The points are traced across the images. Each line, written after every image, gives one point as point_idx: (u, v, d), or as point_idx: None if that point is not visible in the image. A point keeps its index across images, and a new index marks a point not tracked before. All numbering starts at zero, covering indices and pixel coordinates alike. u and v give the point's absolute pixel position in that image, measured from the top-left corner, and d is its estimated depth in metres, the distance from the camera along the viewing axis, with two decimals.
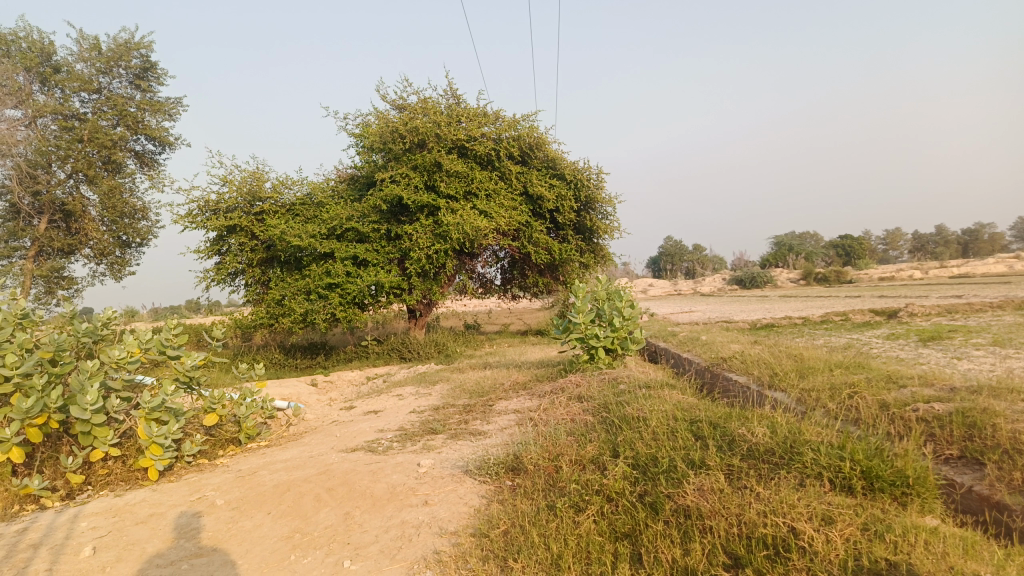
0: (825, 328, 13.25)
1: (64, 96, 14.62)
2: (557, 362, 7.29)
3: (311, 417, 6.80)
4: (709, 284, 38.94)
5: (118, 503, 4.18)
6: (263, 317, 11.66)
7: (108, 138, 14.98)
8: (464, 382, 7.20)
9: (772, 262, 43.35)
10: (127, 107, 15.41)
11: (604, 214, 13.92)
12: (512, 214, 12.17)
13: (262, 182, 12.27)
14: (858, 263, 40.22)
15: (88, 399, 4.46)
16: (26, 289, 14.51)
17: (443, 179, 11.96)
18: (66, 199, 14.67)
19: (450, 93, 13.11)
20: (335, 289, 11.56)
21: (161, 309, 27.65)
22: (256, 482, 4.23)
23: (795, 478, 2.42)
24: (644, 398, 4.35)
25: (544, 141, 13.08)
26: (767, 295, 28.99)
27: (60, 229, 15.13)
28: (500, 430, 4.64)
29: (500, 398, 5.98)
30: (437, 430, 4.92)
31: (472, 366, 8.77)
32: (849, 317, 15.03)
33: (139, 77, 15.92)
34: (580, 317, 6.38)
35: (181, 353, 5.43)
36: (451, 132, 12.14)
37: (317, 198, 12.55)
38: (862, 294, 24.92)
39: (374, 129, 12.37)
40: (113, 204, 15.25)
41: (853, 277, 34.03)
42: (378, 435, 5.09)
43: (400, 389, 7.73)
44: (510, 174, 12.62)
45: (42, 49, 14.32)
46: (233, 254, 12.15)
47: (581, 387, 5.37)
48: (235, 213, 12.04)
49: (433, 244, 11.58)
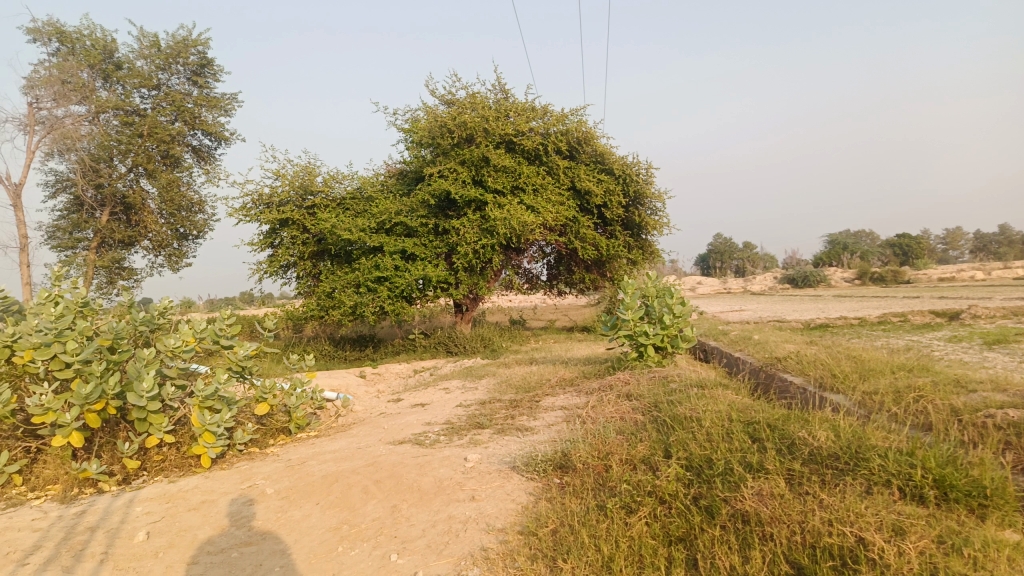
0: (883, 329, 12.82)
1: (125, 92, 15.07)
2: (605, 359, 7.20)
3: (359, 408, 6.85)
4: (759, 283, 38.16)
5: (172, 490, 4.26)
6: (314, 309, 11.84)
7: (167, 133, 15.37)
8: (510, 377, 7.15)
9: (825, 261, 42.23)
10: (184, 103, 15.80)
11: (654, 209, 13.71)
12: (559, 209, 12.08)
13: (313, 177, 12.44)
14: (916, 262, 38.91)
15: (144, 386, 4.56)
16: (89, 278, 15.03)
17: (491, 174, 11.94)
18: (127, 192, 15.13)
19: (499, 88, 13.07)
20: (384, 282, 11.66)
21: (216, 301, 28.41)
22: (305, 472, 4.26)
23: (862, 485, 2.30)
24: (696, 397, 4.24)
25: (593, 135, 12.94)
26: (820, 295, 28.26)
27: (121, 221, 15.61)
28: (548, 427, 4.58)
29: (547, 394, 5.92)
30: (483, 424, 4.89)
31: (518, 362, 8.73)
32: (908, 319, 14.52)
33: (196, 74, 16.30)
34: (629, 314, 6.27)
35: (234, 342, 5.52)
36: (499, 127, 12.10)
37: (366, 192, 12.65)
38: (920, 294, 24.12)
39: (422, 124, 12.42)
40: (171, 198, 15.66)
41: (911, 277, 32.94)
42: (425, 428, 5.08)
43: (447, 383, 7.73)
44: (558, 169, 12.53)
45: (105, 46, 14.78)
46: (285, 247, 12.36)
47: (630, 385, 5.28)
48: (288, 207, 12.25)
49: (480, 238, 11.57)
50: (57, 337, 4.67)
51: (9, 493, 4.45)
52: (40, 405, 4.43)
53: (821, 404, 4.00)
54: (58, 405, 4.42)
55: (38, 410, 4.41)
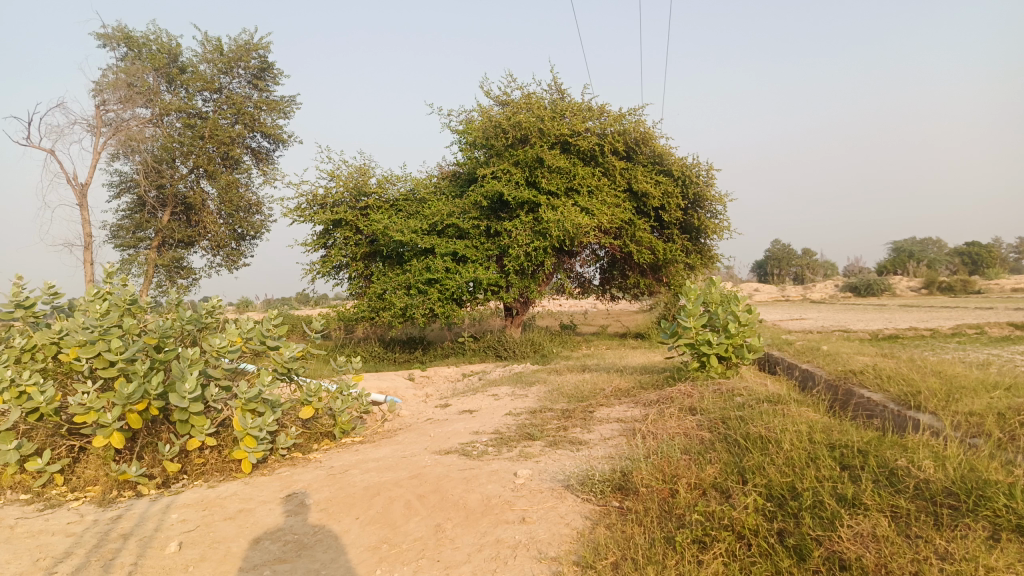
0: (958, 341, 12.09)
1: (188, 95, 15.33)
2: (663, 368, 6.83)
3: (405, 413, 6.63)
4: (819, 291, 36.90)
5: (210, 496, 4.10)
6: (364, 311, 11.76)
7: (227, 135, 15.55)
8: (562, 385, 6.85)
9: (889, 269, 40.62)
10: (244, 106, 15.99)
11: (714, 213, 13.22)
12: (615, 212, 11.74)
13: (367, 177, 12.38)
14: (987, 272, 37.10)
15: (186, 387, 4.44)
16: (149, 277, 15.33)
17: (545, 175, 11.66)
18: (188, 193, 15.41)
19: (554, 88, 12.79)
20: (434, 284, 11.51)
21: (272, 302, 28.89)
22: (346, 482, 4.05)
23: (985, 530, 1.94)
24: (767, 414, 3.88)
25: (651, 136, 12.55)
26: (885, 305, 27.10)
27: (182, 221, 15.89)
28: (604, 441, 4.27)
29: (602, 404, 5.61)
30: (534, 436, 4.60)
31: (570, 368, 8.41)
32: (985, 331, 13.67)
33: (256, 77, 16.49)
34: (690, 321, 5.90)
35: (280, 343, 5.37)
36: (555, 127, 11.84)
37: (419, 194, 12.51)
38: (995, 305, 22.89)
39: (477, 125, 12.24)
40: (230, 199, 15.84)
41: (982, 287, 31.38)
42: (473, 438, 4.82)
43: (496, 389, 7.46)
44: (614, 171, 12.18)
45: (170, 50, 15.07)
46: (338, 248, 12.33)
47: (693, 398, 4.93)
48: (341, 208, 12.22)
49: (532, 241, 11.29)
50: (101, 335, 4.56)
51: (49, 493, 4.38)
52: (82, 404, 4.33)
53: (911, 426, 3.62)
54: (100, 404, 4.32)
55: (80, 409, 4.32)
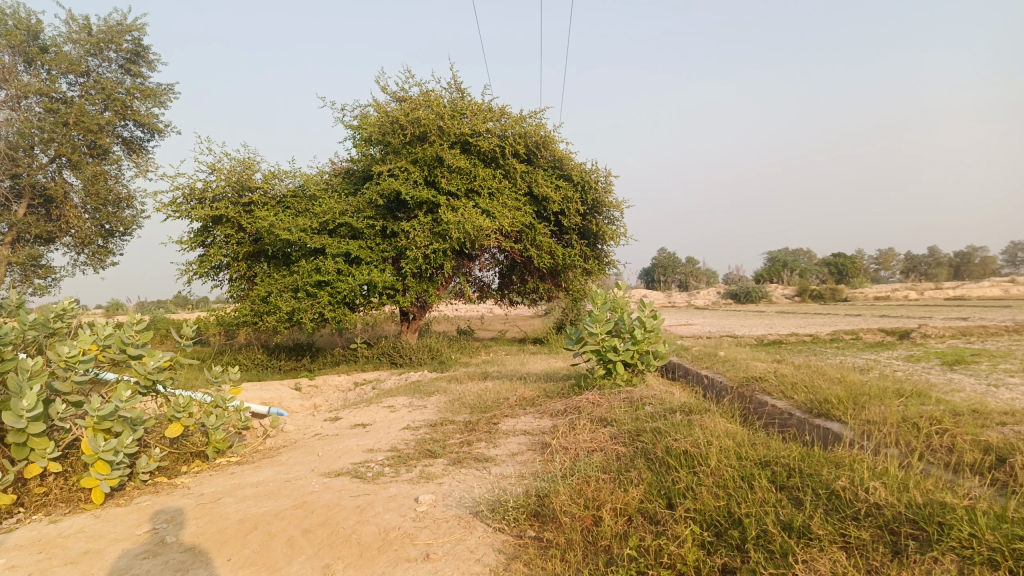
0: (836, 346, 12.68)
1: (50, 77, 13.83)
2: (567, 376, 6.59)
3: (290, 428, 6.05)
4: (703, 297, 38.45)
5: (50, 535, 3.43)
6: (246, 315, 10.93)
7: (95, 122, 14.16)
8: (463, 394, 6.47)
9: (766, 278, 42.97)
10: (115, 92, 14.65)
11: (611, 219, 13.28)
12: (515, 215, 11.52)
13: (252, 172, 11.56)
14: (852, 282, 39.89)
15: (24, 404, 3.76)
16: (0, 276, 13.70)
17: (444, 175, 11.29)
18: (47, 184, 13.91)
19: (453, 87, 12.45)
20: (324, 287, 10.86)
21: (146, 306, 26.88)
22: (219, 513, 3.51)
23: (953, 565, 1.74)
24: (684, 426, 3.69)
25: (552, 140, 12.44)
26: (764, 311, 28.41)
27: (40, 215, 14.33)
28: (512, 458, 3.96)
29: (506, 415, 5.29)
30: (435, 453, 4.22)
31: (471, 376, 8.05)
32: (859, 336, 14.47)
33: (130, 61, 15.16)
34: (596, 327, 5.68)
35: (144, 352, 4.72)
36: (455, 126, 11.48)
37: (309, 190, 11.81)
38: (862, 312, 24.54)
39: (372, 120, 11.69)
40: (97, 191, 14.41)
41: (848, 296, 33.71)
42: (367, 457, 4.37)
43: (392, 399, 6.99)
44: (515, 173, 11.96)
45: (30, 27, 13.58)
46: (218, 247, 11.42)
47: (602, 408, 4.70)
48: (222, 203, 11.33)
49: (431, 242, 10.88)
50: None
51: None
52: None
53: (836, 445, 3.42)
54: None
55: None
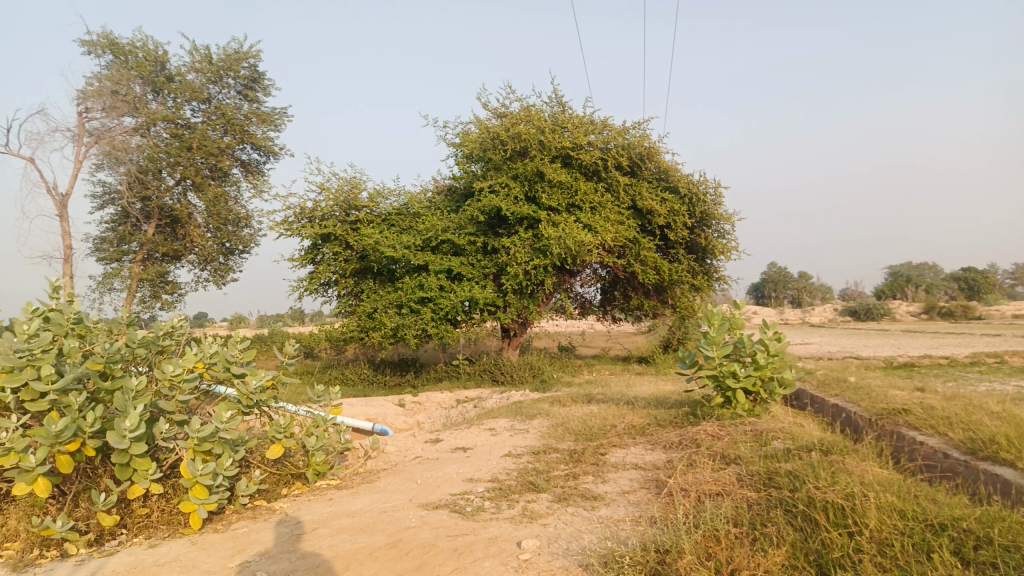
0: (977, 371, 11.47)
1: (176, 105, 14.67)
2: (680, 402, 6.13)
3: (390, 449, 5.89)
4: (818, 314, 36.37)
5: (147, 562, 3.35)
6: (352, 331, 11.08)
7: (216, 146, 14.85)
8: (568, 418, 6.14)
9: (887, 294, 40.26)
10: (234, 116, 15.33)
11: (721, 232, 12.61)
12: (619, 229, 11.12)
13: (358, 191, 11.73)
14: (986, 298, 36.67)
15: (126, 425, 3.73)
16: (133, 293, 14.62)
17: (545, 190, 11.04)
18: (173, 206, 14.72)
19: (555, 100, 12.23)
20: (427, 304, 10.83)
21: (265, 320, 28.25)
22: (313, 547, 3.32)
23: None
24: (824, 470, 3.22)
25: (657, 150, 11.96)
26: (887, 330, 26.51)
27: (167, 234, 15.18)
28: (623, 498, 3.60)
29: (614, 445, 4.92)
30: (539, 487, 3.90)
31: (574, 398, 7.70)
32: (1004, 359, 13.07)
33: (246, 87, 15.87)
34: (713, 351, 5.22)
35: (246, 371, 4.68)
36: (556, 139, 11.23)
37: (413, 208, 11.86)
38: (1001, 332, 22.39)
39: (473, 137, 11.64)
40: (218, 211, 15.13)
41: (983, 314, 30.94)
42: (467, 488, 4.11)
43: (494, 421, 6.74)
44: (618, 186, 11.56)
45: (157, 58, 14.45)
46: (326, 264, 11.64)
47: (722, 443, 4.25)
48: (330, 221, 11.55)
49: (532, 258, 10.63)
50: (31, 361, 3.85)
51: None
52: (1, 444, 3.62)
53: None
54: (21, 445, 3.59)
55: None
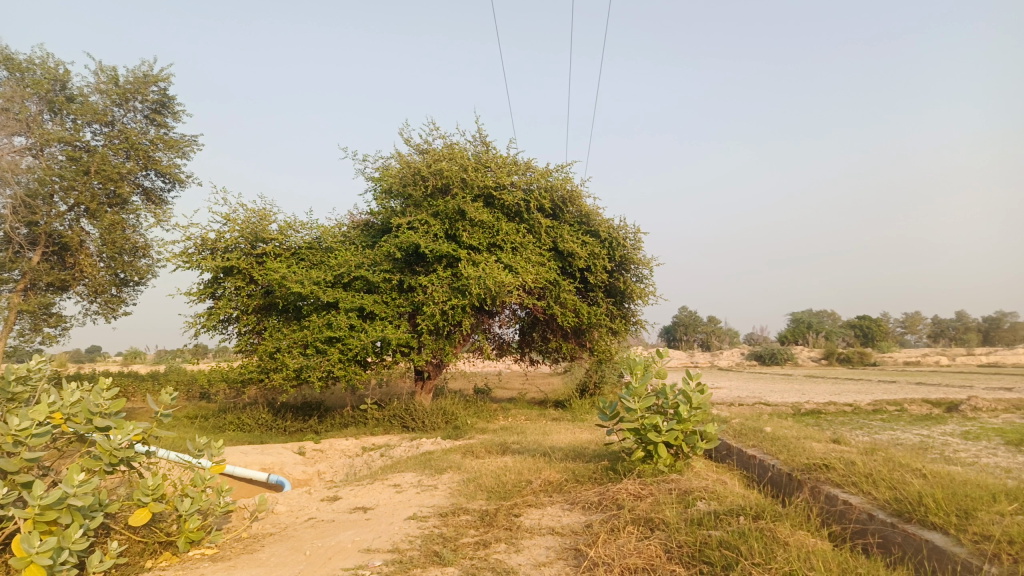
0: (881, 419, 11.74)
1: (75, 126, 13.63)
2: (598, 455, 5.83)
3: (282, 509, 5.30)
4: (726, 359, 37.34)
5: None
6: (252, 371, 10.32)
7: (117, 171, 13.82)
8: (480, 473, 5.71)
9: (791, 340, 41.91)
10: (138, 141, 14.37)
11: (640, 276, 12.59)
12: (539, 270, 10.90)
13: (267, 222, 11.08)
14: (880, 346, 38.68)
15: None
16: (10, 325, 13.27)
17: (466, 228, 10.72)
18: (64, 232, 13.53)
19: (479, 140, 12.04)
20: (335, 343, 10.24)
21: (164, 356, 26.53)
22: None
23: None
24: (761, 540, 2.96)
25: (579, 194, 11.90)
26: (792, 375, 27.41)
27: (54, 263, 13.94)
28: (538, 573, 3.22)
29: (529, 505, 4.54)
30: (445, 560, 3.47)
31: (489, 448, 7.28)
32: (903, 408, 13.50)
33: (154, 112, 14.97)
34: (635, 402, 4.95)
35: (112, 423, 4.05)
36: (478, 178, 10.97)
37: (326, 243, 11.31)
38: (896, 379, 23.48)
39: (392, 171, 11.26)
40: (114, 240, 13.97)
41: (878, 360, 32.55)
42: (364, 560, 3.63)
43: (400, 475, 6.24)
44: (540, 228, 11.39)
45: (57, 76, 13.46)
46: (227, 299, 10.88)
47: (644, 504, 3.95)
48: (234, 254, 10.84)
49: (449, 298, 10.23)
50: None
51: None
52: None
53: None
54: None
55: None
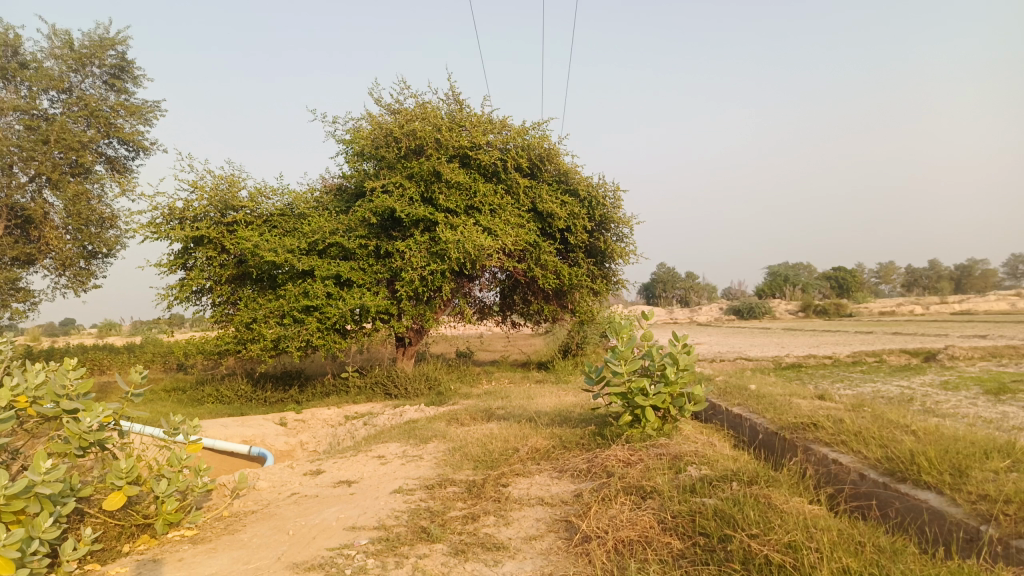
0: (861, 371, 11.85)
1: (30, 94, 13.06)
2: (585, 419, 5.76)
3: (264, 485, 5.18)
4: (705, 314, 37.63)
5: None
6: (228, 342, 10.12)
7: (78, 139, 13.30)
8: (465, 441, 5.62)
9: (768, 293, 42.31)
10: (98, 108, 13.84)
11: (620, 236, 12.46)
12: (518, 232, 10.72)
13: (236, 189, 10.75)
14: (855, 296, 39.19)
15: None
16: None
17: (442, 191, 10.49)
18: (26, 205, 13.06)
19: (452, 99, 11.71)
20: (313, 312, 10.04)
21: (139, 327, 26.13)
22: None
23: None
24: (757, 508, 2.88)
25: (557, 153, 11.66)
26: (770, 328, 27.73)
27: (18, 237, 13.49)
28: (530, 548, 3.13)
29: (517, 474, 4.46)
30: (433, 536, 3.37)
31: (473, 414, 7.19)
32: (882, 359, 13.65)
33: (113, 77, 14.39)
34: (621, 366, 4.84)
35: (79, 405, 3.85)
36: (453, 139, 10.69)
37: (298, 209, 11.02)
38: (872, 328, 23.82)
39: (364, 134, 10.93)
40: (79, 211, 13.51)
41: (853, 311, 32.98)
42: (349, 539, 3.53)
43: (384, 445, 6.13)
44: (518, 189, 11.17)
45: (8, 41, 12.85)
46: (199, 269, 10.59)
47: (635, 471, 3.88)
48: (204, 223, 10.51)
49: (428, 263, 10.04)
50: None
51: None
52: None
53: (976, 549, 2.58)
54: None
55: None
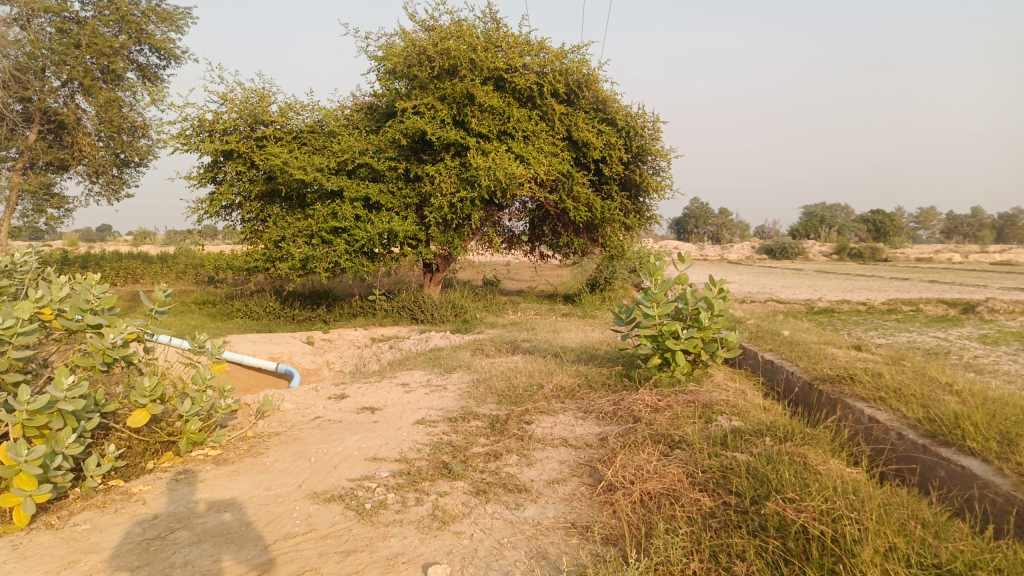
0: (895, 319, 11.56)
1: None
2: (612, 358, 5.64)
3: (288, 407, 5.18)
4: (736, 251, 37.01)
5: None
6: (257, 259, 10.13)
7: (109, 45, 13.06)
8: (490, 373, 5.56)
9: (802, 233, 41.42)
10: (129, 12, 13.50)
11: (656, 169, 12.08)
12: (552, 161, 10.41)
13: (266, 103, 10.51)
14: (892, 241, 38.21)
15: None
16: (12, 205, 12.98)
17: (475, 114, 10.17)
18: (59, 110, 12.97)
19: (489, 16, 11.20)
20: (341, 234, 9.95)
21: (173, 237, 26.42)
22: (163, 564, 2.59)
23: None
24: (792, 469, 2.75)
25: (596, 79, 11.18)
26: (802, 270, 27.18)
27: (52, 142, 13.47)
28: (553, 493, 3.06)
29: (541, 412, 4.37)
30: (454, 474, 3.31)
31: (498, 345, 7.12)
32: (918, 308, 13.29)
33: None
34: (654, 309, 4.68)
35: (104, 321, 3.81)
36: (488, 59, 10.27)
37: (329, 127, 10.79)
38: (908, 275, 23.23)
39: (397, 50, 10.55)
40: (111, 118, 13.40)
41: (889, 255, 32.20)
42: (370, 470, 3.49)
43: (408, 372, 6.10)
44: (553, 115, 10.79)
45: None
46: (228, 184, 10.49)
47: (664, 418, 3.76)
48: (233, 136, 10.35)
49: (458, 190, 9.83)
50: None
51: None
52: None
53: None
54: None
55: None
